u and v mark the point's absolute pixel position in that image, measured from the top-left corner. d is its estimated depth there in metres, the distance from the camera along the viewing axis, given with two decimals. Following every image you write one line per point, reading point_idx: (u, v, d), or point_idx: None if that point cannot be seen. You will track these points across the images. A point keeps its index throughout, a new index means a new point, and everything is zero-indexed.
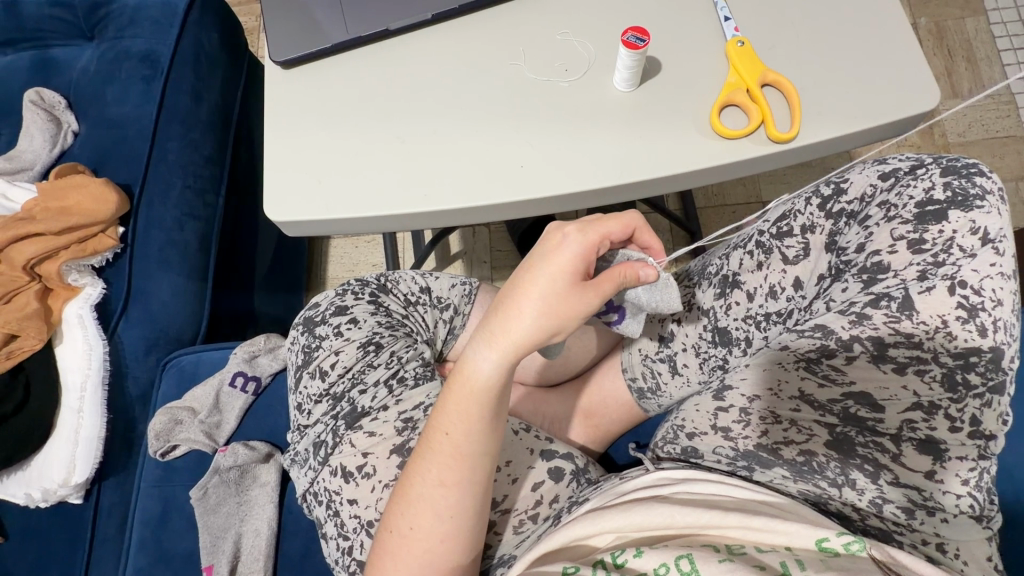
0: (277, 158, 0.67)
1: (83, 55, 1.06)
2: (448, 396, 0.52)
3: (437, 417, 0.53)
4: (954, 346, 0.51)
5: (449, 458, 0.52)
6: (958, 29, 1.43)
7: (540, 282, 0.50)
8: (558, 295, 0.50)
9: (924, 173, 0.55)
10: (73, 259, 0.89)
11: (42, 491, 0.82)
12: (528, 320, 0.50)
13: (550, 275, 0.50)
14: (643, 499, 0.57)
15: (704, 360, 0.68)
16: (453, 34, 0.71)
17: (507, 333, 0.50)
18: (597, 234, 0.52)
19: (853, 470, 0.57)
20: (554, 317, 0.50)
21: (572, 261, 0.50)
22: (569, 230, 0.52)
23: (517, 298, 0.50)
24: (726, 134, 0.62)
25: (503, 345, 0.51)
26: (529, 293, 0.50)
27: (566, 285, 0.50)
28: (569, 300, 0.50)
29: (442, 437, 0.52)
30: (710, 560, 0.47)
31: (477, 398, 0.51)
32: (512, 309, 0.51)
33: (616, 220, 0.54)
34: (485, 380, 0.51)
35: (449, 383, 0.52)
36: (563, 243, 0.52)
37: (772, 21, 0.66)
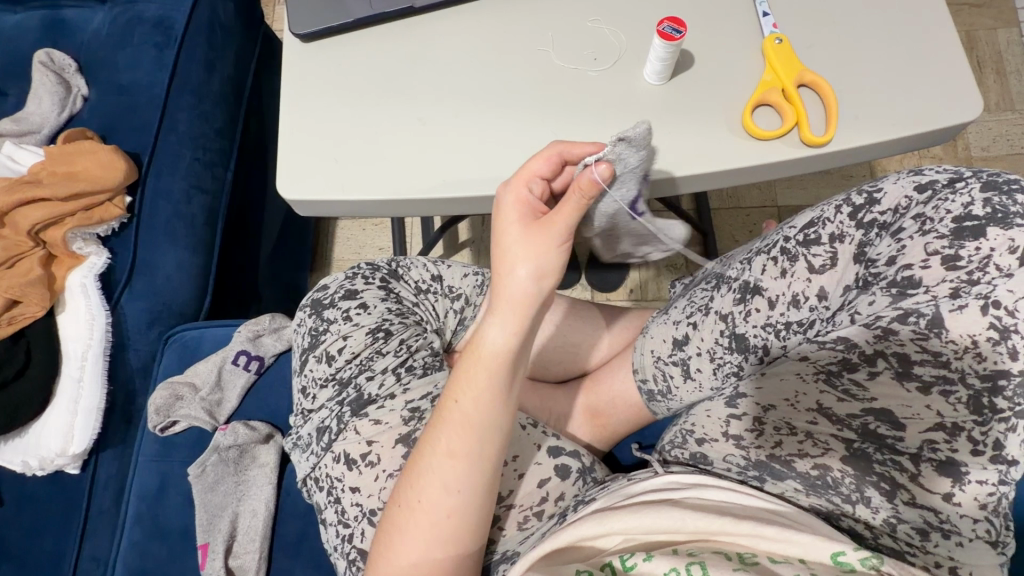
0: (292, 134, 0.65)
1: (95, 18, 1.03)
2: (460, 365, 0.53)
3: (446, 388, 0.53)
4: (983, 368, 0.50)
5: (456, 425, 0.51)
6: (990, 39, 1.39)
7: (506, 241, 0.52)
8: (529, 241, 0.50)
9: (963, 187, 0.53)
10: (78, 226, 0.87)
11: (39, 459, 0.81)
12: (516, 271, 0.50)
13: (514, 229, 0.52)
14: (653, 503, 0.56)
15: (719, 366, 0.66)
16: (479, 16, 0.68)
17: (503, 291, 0.51)
18: (521, 180, 0.54)
19: (869, 487, 0.56)
20: (536, 262, 0.50)
21: (515, 210, 0.52)
22: (512, 188, 0.54)
23: (498, 259, 0.52)
24: (758, 135, 0.60)
25: (500, 303, 0.51)
26: (505, 252, 0.52)
27: (525, 230, 0.51)
28: (538, 240, 0.50)
29: (453, 403, 0.51)
30: (723, 567, 0.46)
31: (481, 360, 0.51)
32: (501, 269, 0.51)
33: (534, 159, 0.54)
34: (492, 346, 0.51)
35: (463, 353, 0.53)
36: (501, 201, 0.54)
37: (811, 19, 0.64)
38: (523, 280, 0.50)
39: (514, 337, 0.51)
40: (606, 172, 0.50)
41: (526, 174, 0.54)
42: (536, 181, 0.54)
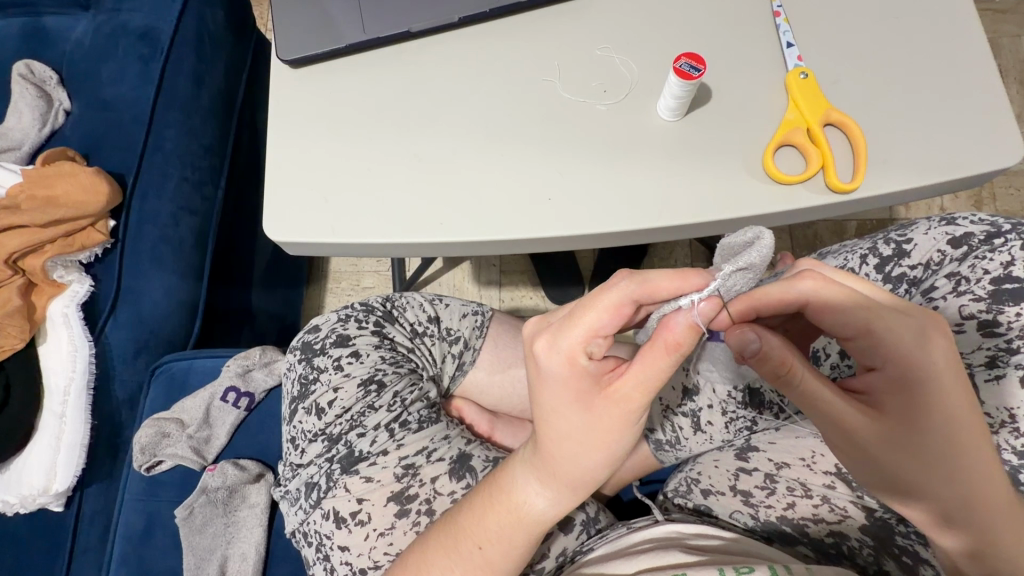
0: (280, 169, 0.61)
1: (78, 26, 0.98)
2: (494, 511, 0.49)
3: (466, 528, 0.49)
4: (1021, 445, 0.45)
5: (479, 567, 0.49)
6: (1013, 48, 1.33)
7: (560, 415, 0.44)
8: (590, 421, 0.44)
9: (1002, 244, 0.49)
10: (58, 254, 0.83)
11: (20, 497, 0.78)
12: (567, 449, 0.45)
13: (574, 403, 0.44)
14: (654, 547, 0.55)
15: (731, 420, 0.62)
16: (481, 40, 0.63)
17: (553, 463, 0.46)
18: (577, 342, 0.42)
19: (887, 561, 0.52)
20: (599, 445, 0.44)
21: (567, 384, 0.43)
22: (550, 350, 0.43)
23: (549, 433, 0.45)
24: (779, 179, 0.56)
25: (545, 473, 0.47)
26: (558, 426, 0.45)
27: (586, 408, 0.44)
28: (604, 419, 0.43)
29: (474, 549, 0.49)
30: None
31: (517, 524, 0.48)
32: (553, 444, 0.45)
33: (594, 309, 0.41)
34: (536, 510, 0.48)
35: (498, 499, 0.49)
36: (545, 365, 0.44)
37: (838, 51, 0.59)
38: (580, 460, 0.45)
39: (558, 506, 0.48)
40: (709, 311, 0.39)
41: (581, 332, 0.42)
42: (596, 338, 0.42)
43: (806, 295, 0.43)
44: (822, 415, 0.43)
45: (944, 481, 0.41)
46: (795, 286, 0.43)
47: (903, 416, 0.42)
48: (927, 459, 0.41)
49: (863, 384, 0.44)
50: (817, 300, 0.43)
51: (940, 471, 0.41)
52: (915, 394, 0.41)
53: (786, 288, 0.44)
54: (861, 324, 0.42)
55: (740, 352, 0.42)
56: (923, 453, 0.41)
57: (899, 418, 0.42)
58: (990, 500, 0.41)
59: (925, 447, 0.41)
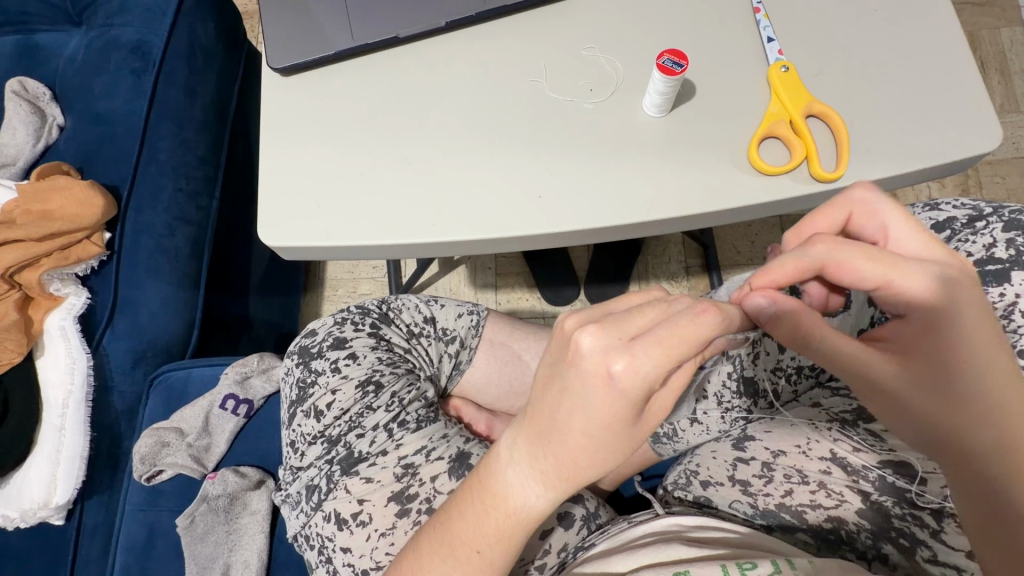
0: (274, 176, 0.62)
1: (70, 43, 0.99)
2: (484, 517, 0.46)
3: (464, 534, 0.47)
4: None
5: (478, 569, 0.47)
6: (993, 40, 1.36)
7: (599, 440, 0.39)
8: (629, 441, 0.40)
9: (984, 227, 0.50)
10: (55, 267, 0.84)
11: (20, 511, 0.78)
12: (585, 466, 0.41)
13: (623, 427, 0.39)
14: (655, 541, 0.56)
15: (726, 410, 0.62)
16: (469, 44, 0.65)
17: (553, 465, 0.42)
18: (664, 371, 0.37)
19: (885, 543, 0.53)
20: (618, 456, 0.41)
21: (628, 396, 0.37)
22: (619, 358, 0.36)
23: (579, 452, 0.40)
24: (765, 170, 0.57)
25: (552, 481, 0.42)
26: (588, 446, 0.40)
27: (632, 426, 0.39)
28: (640, 437, 0.41)
29: (471, 553, 0.47)
30: None
31: (518, 529, 0.45)
32: (578, 463, 0.41)
33: (695, 347, 0.36)
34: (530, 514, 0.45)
35: (488, 505, 0.45)
36: (619, 385, 0.37)
37: (818, 44, 0.60)
38: (595, 470, 0.41)
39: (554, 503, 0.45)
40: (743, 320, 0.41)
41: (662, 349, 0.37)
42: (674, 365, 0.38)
43: (821, 259, 0.41)
44: (847, 372, 0.42)
45: (976, 425, 0.40)
46: (807, 253, 0.42)
47: (927, 357, 0.41)
48: (951, 405, 0.40)
49: (884, 332, 0.43)
50: (833, 263, 0.41)
51: (963, 412, 0.40)
52: (935, 335, 0.40)
53: (800, 256, 0.42)
54: (877, 279, 0.40)
55: (753, 316, 0.42)
56: (936, 379, 0.41)
57: (922, 360, 0.41)
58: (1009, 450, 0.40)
59: (946, 386, 0.40)
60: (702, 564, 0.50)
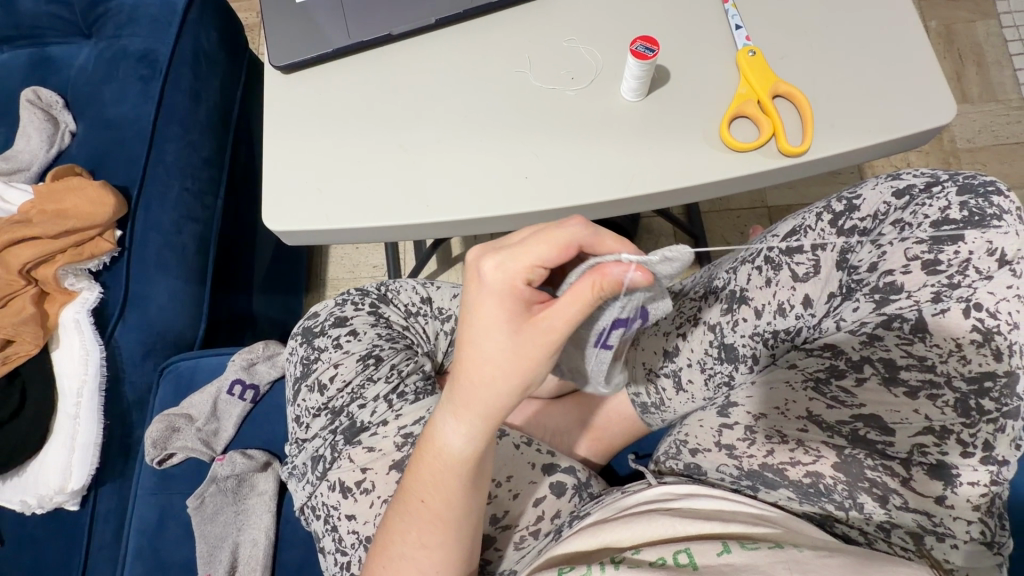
0: (277, 166, 0.66)
1: (81, 54, 1.04)
2: (419, 456, 0.51)
3: (410, 482, 0.51)
4: (969, 370, 0.50)
5: (429, 521, 0.50)
6: (968, 32, 1.40)
7: (485, 347, 0.46)
8: (516, 351, 0.46)
9: (940, 192, 0.54)
10: (69, 263, 0.88)
11: (37, 497, 0.81)
12: (487, 387, 0.46)
13: (503, 332, 0.46)
14: (644, 512, 0.57)
15: (709, 376, 0.67)
16: (457, 40, 0.69)
17: (468, 395, 0.47)
18: (522, 268, 0.46)
19: (861, 494, 0.56)
20: (515, 374, 0.46)
21: (496, 295, 0.46)
22: (486, 263, 0.47)
23: (474, 368, 0.47)
24: (735, 147, 0.60)
25: (464, 408, 0.48)
26: (480, 358, 0.46)
27: (514, 334, 0.46)
28: (528, 351, 0.45)
29: (419, 504, 0.50)
30: (709, 553, 0.48)
31: (445, 466, 0.49)
32: (477, 379, 0.47)
33: (544, 242, 0.45)
34: (452, 447, 0.49)
35: (421, 444, 0.51)
36: (487, 284, 0.46)
37: (783, 31, 0.65)
38: (498, 391, 0.46)
39: (476, 440, 0.48)
40: (640, 280, 0.45)
41: (529, 259, 0.46)
42: (538, 268, 0.46)
43: None
44: None
45: None
46: None
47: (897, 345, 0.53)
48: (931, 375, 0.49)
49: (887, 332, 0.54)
50: None
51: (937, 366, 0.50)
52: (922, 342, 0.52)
53: None
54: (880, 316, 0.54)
55: None
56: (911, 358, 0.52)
57: None
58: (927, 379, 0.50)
59: None
60: (701, 541, 0.50)
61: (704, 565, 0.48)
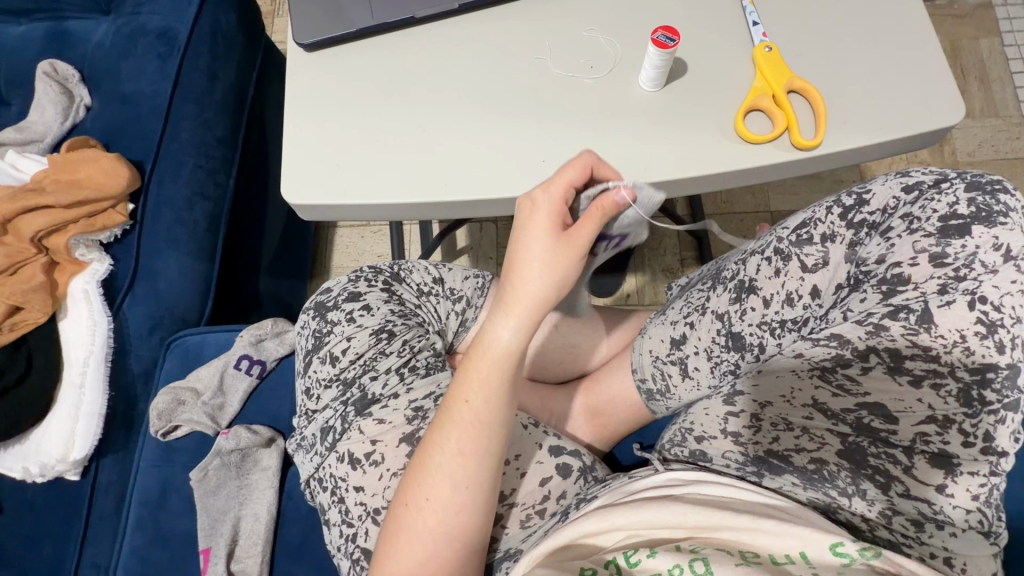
0: (297, 141, 0.66)
1: (98, 29, 1.04)
2: (467, 363, 0.53)
3: (454, 390, 0.53)
4: (972, 361, 0.51)
5: (468, 425, 0.51)
6: (973, 49, 1.43)
7: (535, 243, 0.51)
8: (557, 248, 0.51)
9: (948, 188, 0.55)
10: (81, 233, 0.88)
11: (40, 465, 0.81)
12: (532, 279, 0.51)
13: (550, 232, 0.51)
14: (654, 498, 0.56)
15: (716, 364, 0.67)
16: (479, 25, 0.70)
17: (517, 295, 0.51)
18: (554, 189, 0.53)
19: (863, 480, 0.57)
20: (556, 274, 0.51)
21: (553, 213, 0.52)
22: (538, 193, 0.53)
23: (521, 267, 0.51)
24: (749, 138, 0.62)
25: (512, 304, 0.52)
26: (528, 259, 0.52)
27: (556, 236, 0.51)
28: (568, 252, 0.51)
29: (464, 405, 0.52)
30: (728, 563, 0.46)
31: (491, 361, 0.52)
32: (523, 273, 0.51)
33: (571, 168, 0.53)
34: (502, 347, 0.52)
35: (469, 353, 0.53)
36: (541, 204, 0.53)
37: (800, 29, 0.66)
38: (538, 285, 0.51)
39: (522, 339, 0.52)
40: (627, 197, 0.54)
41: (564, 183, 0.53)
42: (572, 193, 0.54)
43: None
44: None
45: None
46: None
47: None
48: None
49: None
50: None
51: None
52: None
53: None
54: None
55: None
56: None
57: None
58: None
59: None
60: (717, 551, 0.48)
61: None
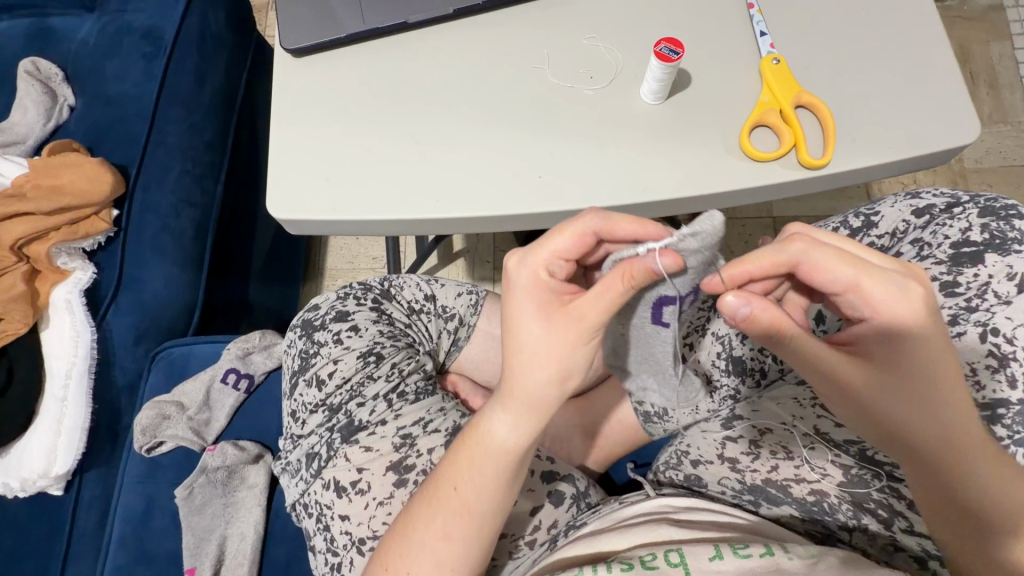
0: (283, 153, 0.64)
1: (83, 26, 1.01)
2: (459, 448, 0.50)
3: (443, 473, 0.50)
4: (982, 396, 0.48)
5: (456, 510, 0.49)
6: (982, 52, 1.40)
7: (520, 330, 0.46)
8: (549, 337, 0.45)
9: (961, 213, 0.54)
10: (62, 241, 0.85)
11: (20, 480, 0.79)
12: (523, 372, 0.46)
13: (537, 318, 0.46)
14: (646, 524, 0.55)
15: (715, 388, 0.66)
16: (475, 32, 0.67)
17: (513, 387, 0.47)
18: (542, 261, 0.47)
19: (866, 515, 0.55)
20: (553, 365, 0.45)
21: (537, 294, 0.46)
22: (513, 267, 0.48)
23: (509, 356, 0.47)
24: (754, 156, 0.59)
25: (509, 398, 0.47)
26: (517, 349, 0.46)
27: (546, 322, 0.45)
28: (561, 339, 0.45)
29: (450, 491, 0.49)
30: (702, 557, 0.48)
31: (484, 456, 0.48)
32: (514, 367, 0.46)
33: (560, 234, 0.46)
34: (495, 440, 0.48)
35: (462, 438, 0.50)
36: (517, 282, 0.47)
37: (809, 40, 0.63)
38: (534, 379, 0.45)
39: (518, 435, 0.47)
40: (670, 265, 0.43)
41: (548, 253, 0.47)
42: (560, 262, 0.47)
43: (796, 258, 0.46)
44: None
45: None
46: (787, 250, 0.45)
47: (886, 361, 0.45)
48: (940, 440, 0.45)
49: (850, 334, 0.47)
50: (807, 263, 0.45)
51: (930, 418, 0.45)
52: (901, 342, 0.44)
53: (778, 252, 0.46)
54: (847, 280, 0.45)
55: None
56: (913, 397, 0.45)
57: None
58: (967, 439, 0.45)
59: None
60: (695, 544, 0.49)
61: (695, 569, 0.47)
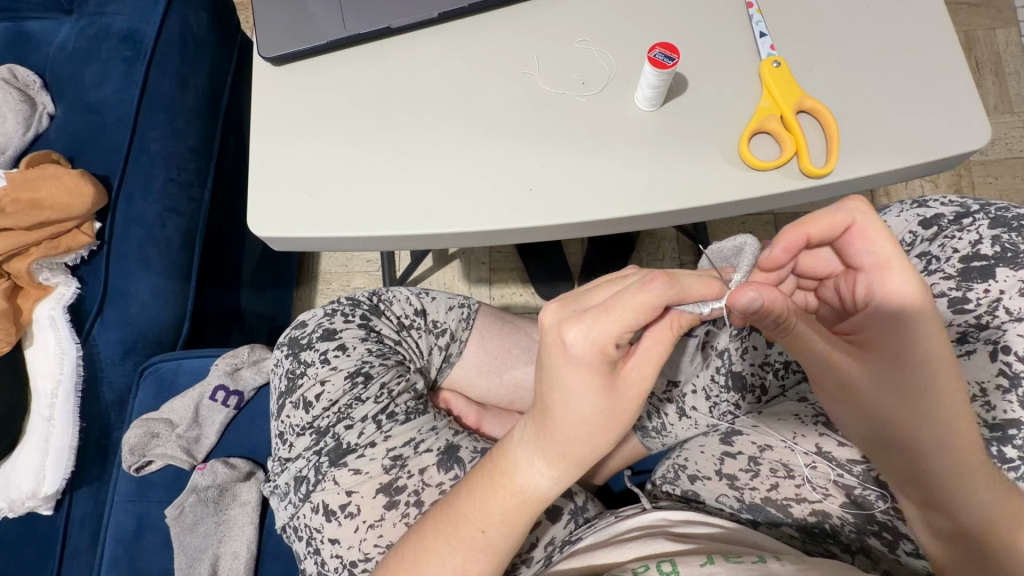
0: (264, 167, 0.61)
1: (61, 30, 0.98)
2: (489, 496, 0.47)
3: (468, 516, 0.48)
4: (992, 417, 0.46)
5: (478, 550, 0.47)
6: (988, 40, 1.36)
7: (578, 402, 0.43)
8: (610, 404, 0.44)
9: (970, 224, 0.51)
10: (44, 256, 0.83)
11: (9, 501, 0.78)
12: (579, 436, 0.45)
13: (600, 391, 0.43)
14: (641, 536, 0.53)
15: (714, 405, 0.61)
16: (462, 36, 0.64)
17: (565, 448, 0.45)
18: (610, 335, 0.41)
19: (869, 537, 0.54)
20: (610, 426, 0.45)
21: (598, 367, 0.42)
22: (571, 339, 0.42)
23: (565, 420, 0.44)
24: (754, 164, 0.57)
25: (556, 454, 0.46)
26: (572, 417, 0.44)
27: (607, 391, 0.43)
28: (620, 405, 0.44)
29: (476, 534, 0.47)
30: (693, 564, 0.46)
31: (524, 507, 0.47)
32: (571, 432, 0.44)
33: (630, 305, 0.40)
34: (537, 492, 0.47)
35: (494, 485, 0.47)
36: (576, 354, 0.42)
37: (812, 41, 0.60)
38: (587, 438, 0.45)
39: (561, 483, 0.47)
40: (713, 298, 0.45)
41: (617, 326, 0.41)
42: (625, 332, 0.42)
43: (808, 236, 0.45)
44: None
45: None
46: (798, 232, 0.45)
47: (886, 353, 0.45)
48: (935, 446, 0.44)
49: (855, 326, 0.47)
50: (816, 246, 0.45)
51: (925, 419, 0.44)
52: (904, 334, 0.44)
53: (789, 235, 0.45)
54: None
55: None
56: (908, 395, 0.44)
57: None
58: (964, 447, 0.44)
59: None
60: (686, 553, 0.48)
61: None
